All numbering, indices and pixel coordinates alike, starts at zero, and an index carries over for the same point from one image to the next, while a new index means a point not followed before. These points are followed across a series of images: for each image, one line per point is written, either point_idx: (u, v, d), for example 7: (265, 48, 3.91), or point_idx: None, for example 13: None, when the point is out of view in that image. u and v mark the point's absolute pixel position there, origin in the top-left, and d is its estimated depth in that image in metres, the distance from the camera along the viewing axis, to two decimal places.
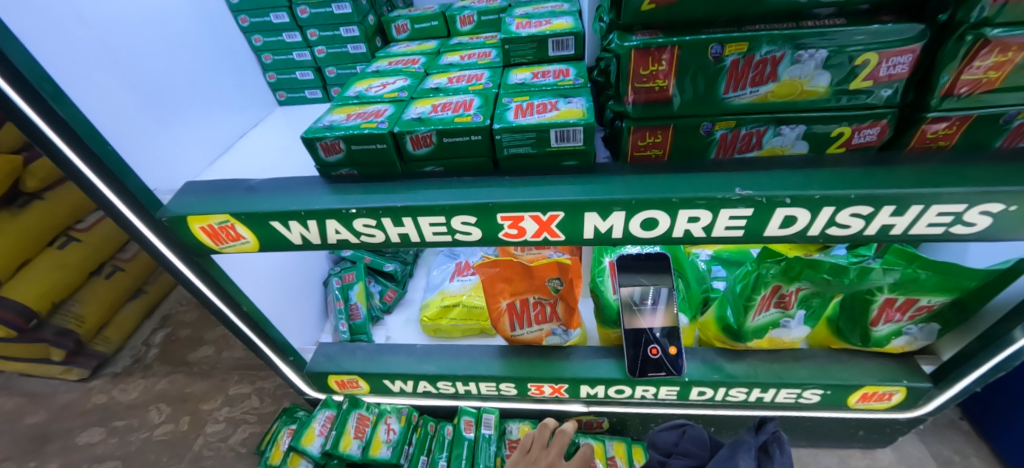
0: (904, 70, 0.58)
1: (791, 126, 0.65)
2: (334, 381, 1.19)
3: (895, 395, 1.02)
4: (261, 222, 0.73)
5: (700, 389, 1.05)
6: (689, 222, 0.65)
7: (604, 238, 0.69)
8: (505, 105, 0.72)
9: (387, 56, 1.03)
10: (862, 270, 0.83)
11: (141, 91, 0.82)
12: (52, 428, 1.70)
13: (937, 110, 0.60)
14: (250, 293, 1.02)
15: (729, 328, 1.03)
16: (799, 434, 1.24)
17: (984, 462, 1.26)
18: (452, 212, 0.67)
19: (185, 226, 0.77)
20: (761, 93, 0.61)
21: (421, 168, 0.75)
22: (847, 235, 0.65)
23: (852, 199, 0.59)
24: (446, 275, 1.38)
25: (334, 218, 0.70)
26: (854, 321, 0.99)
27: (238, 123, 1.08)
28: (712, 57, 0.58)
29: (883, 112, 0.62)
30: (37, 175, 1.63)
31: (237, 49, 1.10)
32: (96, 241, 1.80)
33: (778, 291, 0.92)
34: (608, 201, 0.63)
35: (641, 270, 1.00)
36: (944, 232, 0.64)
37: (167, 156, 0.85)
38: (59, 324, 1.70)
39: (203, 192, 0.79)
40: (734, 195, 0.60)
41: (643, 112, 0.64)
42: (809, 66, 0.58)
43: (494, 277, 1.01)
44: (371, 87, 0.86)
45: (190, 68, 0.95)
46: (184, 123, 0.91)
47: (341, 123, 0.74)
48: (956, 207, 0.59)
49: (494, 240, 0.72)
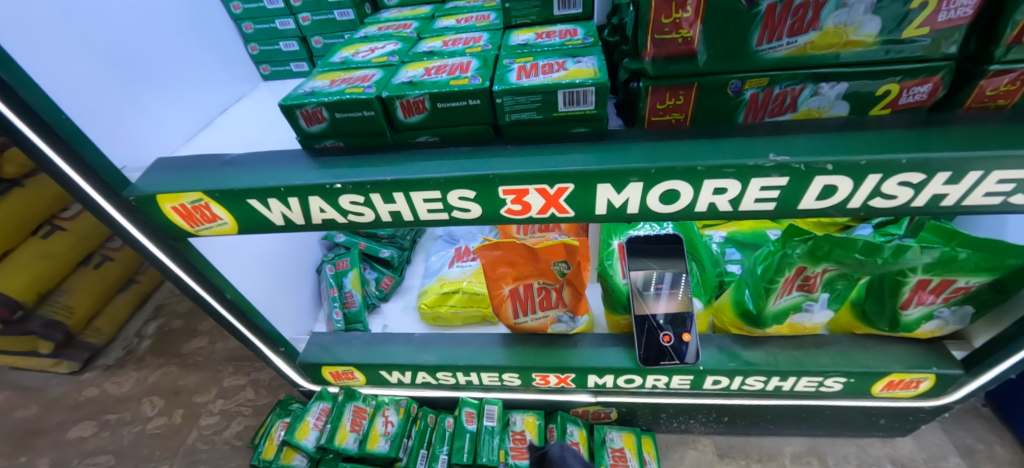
0: (966, 14, 0.50)
1: (831, 84, 0.57)
2: (329, 372, 1.13)
3: (923, 383, 0.96)
4: (238, 200, 0.66)
5: (715, 378, 0.99)
6: (715, 194, 0.58)
7: (618, 214, 0.62)
8: (507, 67, 0.64)
9: (377, 22, 0.95)
10: (897, 248, 0.76)
11: (105, 57, 0.74)
12: (44, 423, 1.65)
13: (1001, 62, 0.53)
14: (236, 280, 0.96)
15: (746, 313, 0.97)
16: (816, 423, 1.18)
17: (1009, 450, 1.20)
18: (448, 185, 0.60)
19: (155, 206, 0.70)
20: (799, 45, 0.53)
21: (414, 138, 0.67)
22: (892, 207, 0.58)
23: (901, 165, 0.52)
24: (445, 260, 1.32)
25: (318, 194, 0.64)
26: (883, 304, 0.91)
27: (218, 97, 1.00)
28: (746, 2, 0.50)
29: (938, 65, 0.54)
30: (15, 161, 1.58)
31: (214, 16, 1.01)
32: (82, 230, 1.74)
33: (802, 274, 0.85)
34: (624, 171, 0.56)
35: (650, 254, 0.94)
36: (1001, 202, 0.57)
37: (135, 130, 0.77)
38: (47, 316, 1.63)
39: (176, 168, 0.72)
40: (768, 161, 0.53)
41: (663, 69, 0.57)
42: (857, 11, 0.50)
43: (496, 261, 0.95)
44: (358, 52, 0.79)
45: (161, 35, 0.86)
46: (155, 94, 0.84)
47: (324, 90, 0.66)
48: (1020, 173, 0.52)
49: (495, 218, 0.65)
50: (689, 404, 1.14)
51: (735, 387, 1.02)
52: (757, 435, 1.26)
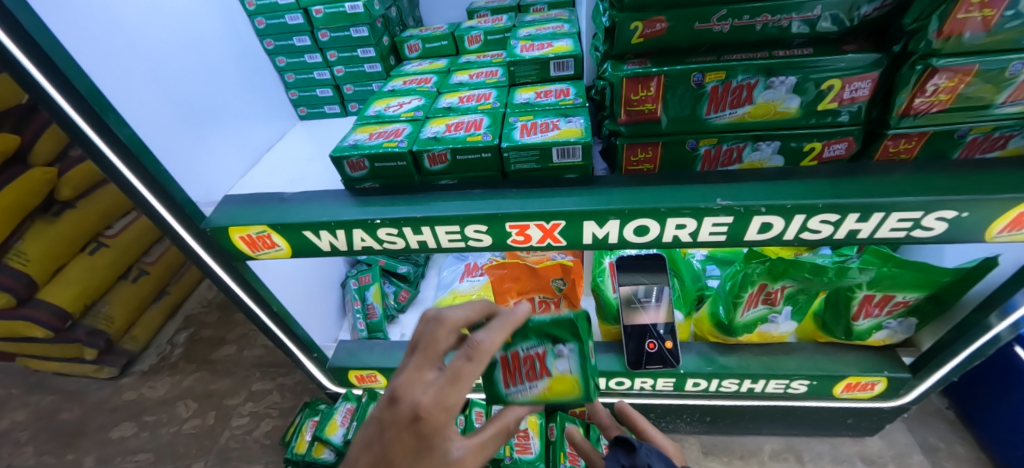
0: (864, 93, 0.66)
1: (768, 142, 0.72)
2: (354, 376, 1.28)
3: (877, 385, 1.10)
4: (294, 231, 0.82)
5: (695, 380, 1.13)
6: (677, 229, 0.72)
7: (602, 243, 0.77)
8: (512, 125, 0.80)
9: (401, 75, 1.11)
10: (840, 269, 0.91)
11: (184, 112, 0.91)
12: (87, 424, 1.80)
13: (897, 128, 0.68)
14: (279, 294, 1.11)
15: (721, 324, 1.11)
16: (791, 423, 1.31)
17: (968, 449, 1.32)
18: (465, 221, 0.75)
19: (226, 235, 0.85)
20: (739, 114, 0.68)
21: (437, 181, 0.83)
22: (819, 239, 0.73)
23: (820, 208, 0.67)
24: (456, 275, 1.47)
25: (360, 227, 0.79)
26: (838, 315, 1.06)
27: (265, 137, 1.17)
28: (695, 84, 0.66)
29: (850, 129, 0.69)
30: (70, 184, 1.72)
31: (263, 68, 1.19)
32: (123, 245, 1.88)
33: (765, 289, 0.99)
34: (604, 211, 0.71)
35: (639, 269, 1.08)
36: (906, 235, 0.71)
37: (207, 170, 0.94)
38: (91, 324, 1.80)
39: (242, 203, 0.88)
40: (715, 205, 0.68)
41: (636, 130, 0.72)
42: (781, 91, 0.66)
43: (503, 277, 1.10)
44: (389, 106, 0.95)
45: (223, 88, 1.04)
46: (220, 139, 1.00)
47: (365, 143, 0.82)
48: (915, 213, 0.67)
49: (503, 245, 0.80)
50: (674, 405, 1.28)
51: (713, 389, 1.15)
52: (738, 434, 1.39)
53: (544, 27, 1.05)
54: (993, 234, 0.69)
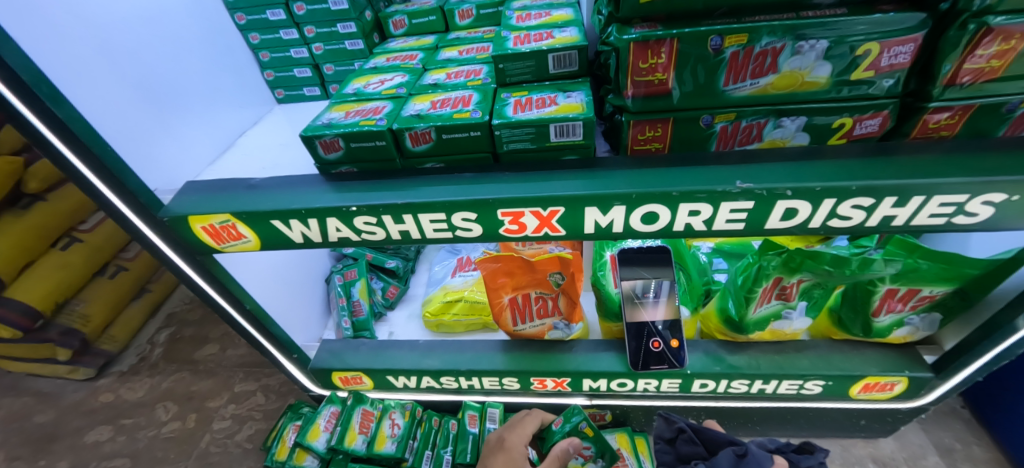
0: (905, 60, 0.58)
1: (792, 118, 0.64)
2: (338, 377, 1.20)
3: (897, 385, 1.02)
4: (262, 221, 0.73)
5: (702, 381, 1.06)
6: (690, 216, 0.64)
7: (605, 232, 0.69)
8: (504, 100, 0.72)
9: (385, 52, 1.03)
10: (863, 261, 0.82)
11: (139, 90, 0.81)
12: (61, 427, 1.72)
13: (939, 100, 0.60)
14: (254, 291, 1.03)
15: (730, 320, 1.04)
16: (802, 424, 1.24)
17: (986, 450, 1.26)
18: (452, 208, 0.67)
19: (186, 226, 0.77)
20: (761, 85, 0.60)
21: (421, 164, 0.75)
22: (848, 227, 0.65)
23: (852, 191, 0.59)
24: (448, 270, 1.38)
25: (335, 216, 0.70)
26: (856, 311, 0.98)
27: (238, 122, 1.08)
28: (712, 50, 0.57)
29: (884, 103, 0.62)
30: (37, 176, 1.63)
31: (235, 47, 1.09)
32: (98, 241, 1.78)
33: (779, 284, 0.92)
34: (609, 196, 0.63)
35: (641, 263, 1.00)
36: (946, 222, 0.63)
37: (168, 157, 0.84)
38: (65, 324, 1.69)
39: (205, 191, 0.79)
40: (734, 188, 0.60)
41: (642, 105, 0.64)
42: (810, 57, 0.58)
43: (496, 272, 1.01)
44: (370, 84, 0.86)
45: (187, 67, 0.94)
46: (183, 122, 0.90)
47: (340, 121, 0.74)
48: (958, 197, 0.59)
49: (494, 236, 0.71)
50: (679, 407, 1.20)
51: (722, 390, 1.08)
52: (745, 436, 1.32)
53: None
54: None
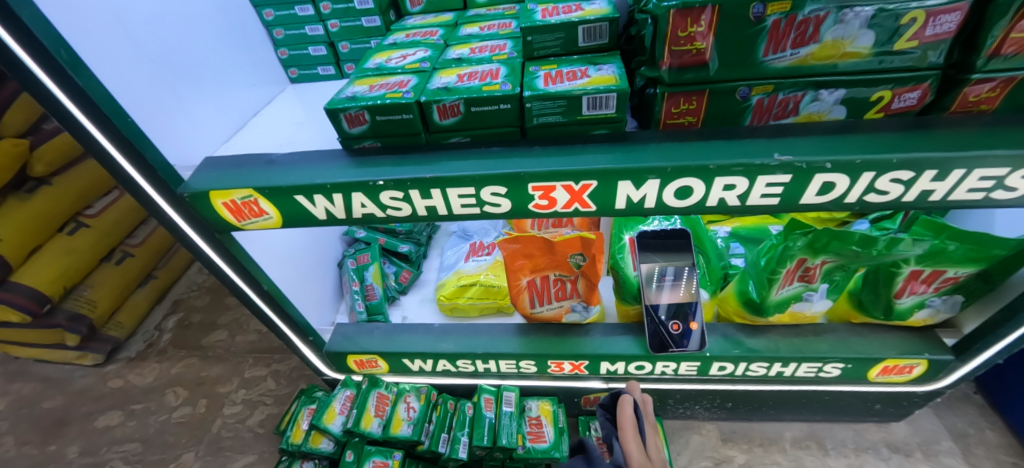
0: (950, 30, 0.56)
1: (829, 90, 0.63)
2: (353, 361, 1.19)
3: (916, 368, 1.02)
4: (285, 196, 0.72)
5: (720, 364, 1.05)
6: (725, 190, 0.63)
7: (636, 208, 0.68)
8: (533, 74, 0.70)
9: (403, 29, 1.01)
10: (891, 241, 0.82)
11: (155, 61, 0.79)
12: (70, 413, 1.71)
13: (982, 71, 0.59)
14: (269, 272, 1.02)
15: (750, 302, 1.03)
16: (816, 408, 1.24)
17: (998, 435, 1.26)
18: (482, 182, 0.66)
19: (207, 202, 0.75)
20: (801, 56, 0.59)
21: (446, 138, 0.73)
22: (884, 202, 0.64)
23: (892, 164, 0.58)
24: (461, 255, 1.37)
25: (360, 191, 0.69)
26: (878, 293, 0.98)
27: (251, 100, 1.06)
28: (753, 17, 0.56)
29: (926, 75, 0.60)
30: (44, 159, 1.60)
31: (249, 24, 1.07)
32: (105, 226, 1.77)
33: (803, 265, 0.91)
34: (643, 169, 0.62)
35: (657, 248, 1.00)
36: (983, 197, 0.63)
37: (184, 132, 0.82)
38: (71, 309, 1.69)
39: (225, 166, 0.78)
40: (773, 160, 0.59)
41: (678, 76, 0.63)
42: (853, 26, 0.56)
43: (516, 253, 1.00)
44: (391, 59, 0.85)
45: (201, 41, 0.92)
46: (198, 97, 0.89)
47: (365, 94, 0.72)
48: (999, 171, 0.58)
49: (523, 212, 0.71)
50: (695, 391, 1.20)
51: (739, 373, 1.08)
52: (759, 420, 1.32)
53: None
54: None
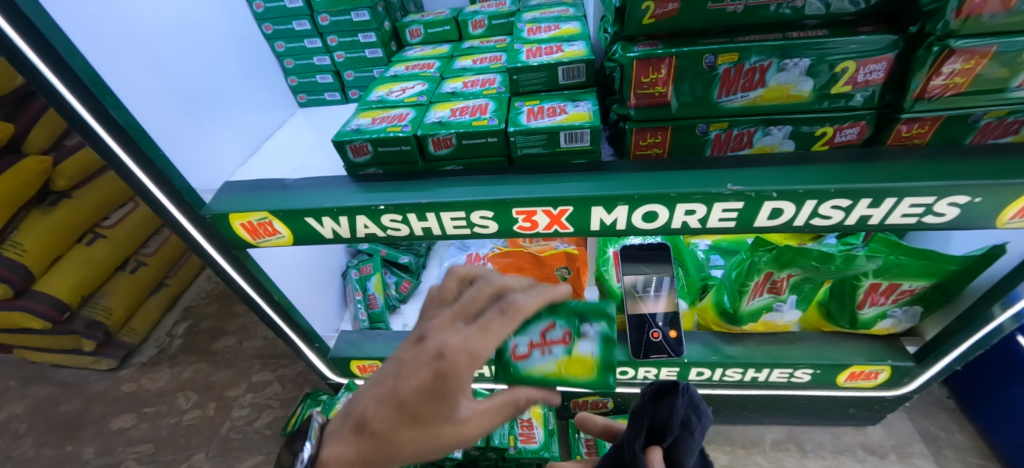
0: (879, 76, 0.65)
1: (780, 127, 0.71)
2: (356, 366, 1.27)
3: (881, 374, 1.09)
4: (296, 218, 0.80)
5: (699, 370, 1.13)
6: (687, 215, 0.71)
7: (609, 229, 0.76)
8: (518, 109, 0.79)
9: (403, 60, 1.10)
10: (847, 257, 0.90)
11: (183, 97, 0.89)
12: (85, 415, 1.79)
13: (911, 111, 0.67)
14: (279, 283, 1.10)
15: (725, 312, 1.11)
16: (794, 412, 1.31)
17: (968, 438, 1.33)
18: (471, 207, 0.74)
19: (227, 223, 0.84)
20: (751, 98, 0.67)
21: (441, 167, 0.82)
22: (830, 225, 0.72)
23: (831, 193, 0.66)
24: (458, 265, 1.46)
25: (364, 214, 0.77)
26: (843, 304, 1.05)
27: (265, 125, 1.15)
28: (707, 66, 0.64)
29: (862, 114, 0.69)
30: (66, 174, 1.70)
31: (262, 53, 1.16)
32: (120, 237, 1.85)
33: (770, 278, 0.99)
34: (613, 197, 0.70)
35: (643, 259, 1.08)
36: (917, 222, 0.70)
37: (207, 158, 0.92)
38: (88, 316, 1.77)
39: (243, 190, 0.86)
40: (726, 190, 0.67)
41: (645, 114, 0.71)
42: (794, 73, 0.64)
43: (506, 267, 1.08)
44: (392, 91, 0.93)
45: (222, 75, 1.01)
46: (220, 126, 0.98)
47: (368, 127, 0.80)
48: (927, 199, 0.66)
49: (509, 232, 0.79)
50: None
51: (717, 378, 1.15)
52: (740, 424, 1.39)
53: (549, 11, 1.03)
54: (1004, 220, 0.69)
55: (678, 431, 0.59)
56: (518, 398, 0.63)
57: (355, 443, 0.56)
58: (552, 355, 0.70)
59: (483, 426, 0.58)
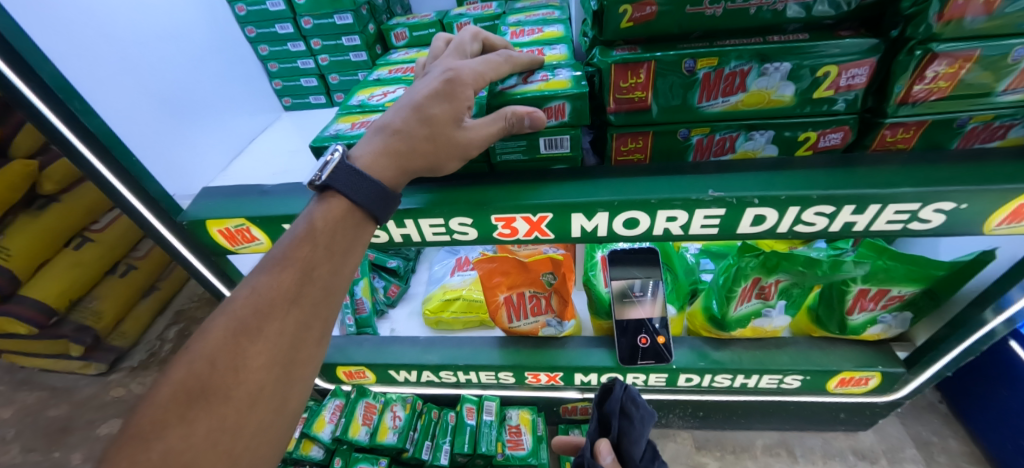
0: (861, 81, 0.63)
1: (761, 132, 0.70)
2: (342, 372, 1.26)
3: (871, 380, 1.08)
4: (275, 225, 0.79)
5: (687, 376, 1.11)
6: (668, 221, 0.70)
7: (591, 236, 0.75)
8: None
9: (387, 64, 1.08)
10: (834, 262, 0.88)
11: (158, 101, 0.87)
12: (74, 420, 1.78)
13: (895, 116, 0.66)
14: None
15: (713, 318, 1.10)
16: (785, 417, 1.30)
17: (960, 443, 1.32)
18: (450, 213, 0.73)
19: (204, 229, 0.82)
20: (732, 103, 0.66)
21: None
22: (813, 232, 0.71)
23: (814, 199, 0.65)
24: (447, 269, 1.44)
25: None
26: (832, 308, 1.04)
27: (248, 129, 1.13)
28: (686, 71, 0.63)
29: (845, 119, 0.67)
30: (53, 178, 1.68)
31: (245, 56, 1.16)
32: (110, 241, 1.84)
33: (758, 284, 0.98)
34: (593, 203, 0.69)
35: (633, 263, 1.06)
36: (902, 228, 0.69)
37: (185, 163, 0.90)
38: (78, 320, 1.76)
39: (221, 196, 0.85)
40: (707, 196, 0.66)
41: (625, 119, 0.70)
42: (774, 78, 0.63)
43: (493, 271, 1.07)
44: (373, 96, 0.92)
45: (201, 79, 1.00)
46: (198, 130, 0.96)
47: (346, 132, 0.79)
48: (911, 206, 0.65)
49: (489, 239, 0.78)
50: (666, 400, 1.26)
51: (706, 384, 1.14)
52: (731, 429, 1.38)
53: (533, 14, 1.01)
54: (991, 226, 0.67)
55: (618, 424, 0.64)
56: (509, 109, 0.64)
57: (381, 140, 0.61)
58: (534, 83, 0.70)
59: (486, 135, 0.63)
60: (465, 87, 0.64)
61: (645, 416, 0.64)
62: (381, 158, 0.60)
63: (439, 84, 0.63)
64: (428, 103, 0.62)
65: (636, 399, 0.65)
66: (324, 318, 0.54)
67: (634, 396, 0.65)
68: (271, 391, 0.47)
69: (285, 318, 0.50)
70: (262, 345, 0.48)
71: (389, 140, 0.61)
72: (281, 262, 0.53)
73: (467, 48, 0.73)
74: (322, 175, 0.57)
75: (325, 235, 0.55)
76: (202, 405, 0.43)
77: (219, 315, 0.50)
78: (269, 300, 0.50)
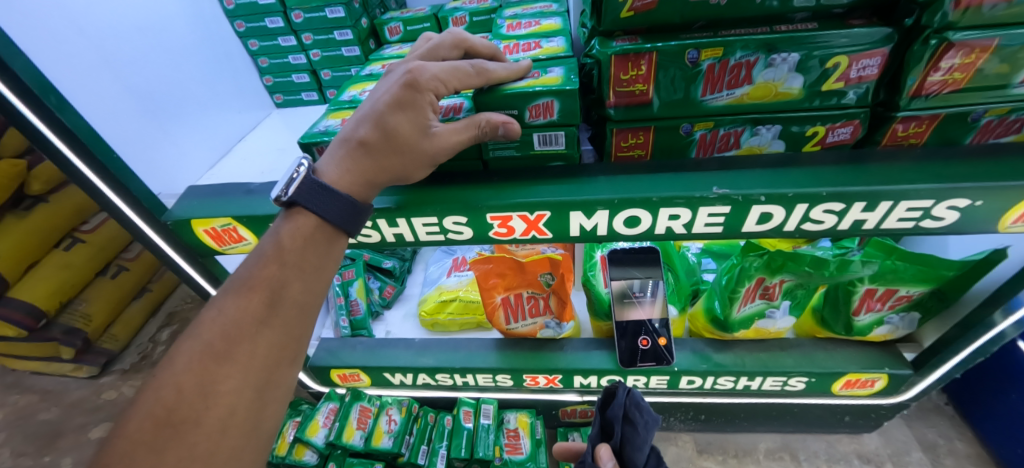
0: (873, 72, 0.61)
1: (768, 126, 0.67)
2: (336, 375, 1.23)
3: (877, 382, 1.05)
4: (262, 225, 0.76)
5: (689, 378, 1.09)
6: (670, 220, 0.68)
7: (590, 235, 0.72)
8: None
9: (380, 58, 1.05)
10: (842, 262, 0.86)
11: (141, 97, 0.84)
12: (65, 424, 1.75)
13: (907, 110, 0.63)
14: None
15: (716, 319, 1.08)
16: (788, 420, 1.27)
17: (968, 446, 1.29)
18: (443, 212, 0.70)
19: (188, 229, 0.79)
20: (737, 96, 0.63)
21: None
22: (822, 230, 0.68)
23: (823, 196, 0.62)
24: (443, 270, 1.41)
25: None
26: (838, 309, 1.02)
27: (237, 126, 1.11)
28: (690, 62, 0.60)
29: (856, 112, 0.65)
30: (41, 178, 1.66)
31: (233, 52, 1.14)
32: (101, 242, 1.81)
33: (762, 284, 0.95)
34: (592, 201, 0.66)
35: (632, 263, 1.03)
36: (914, 226, 0.66)
37: (169, 161, 0.87)
38: (67, 323, 1.72)
39: (206, 195, 0.82)
40: (711, 193, 0.63)
41: (625, 114, 0.67)
42: (782, 69, 0.60)
43: (488, 273, 1.04)
44: (365, 91, 0.89)
45: (187, 75, 0.97)
46: (184, 128, 0.93)
47: (336, 128, 0.76)
48: (924, 202, 0.62)
49: (485, 238, 0.75)
50: (668, 403, 1.24)
51: (708, 387, 1.11)
52: (733, 432, 1.35)
53: (530, 6, 0.98)
54: (1007, 224, 0.65)
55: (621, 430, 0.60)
56: (481, 118, 0.62)
57: (346, 152, 0.59)
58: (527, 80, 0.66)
59: (457, 143, 0.61)
60: (432, 92, 0.61)
61: (649, 422, 0.59)
62: (349, 171, 0.58)
63: (400, 91, 0.59)
64: (391, 116, 0.59)
65: (640, 403, 0.61)
66: (298, 336, 0.54)
67: (637, 399, 0.61)
68: (245, 415, 0.47)
69: (256, 341, 0.50)
70: (232, 370, 0.48)
71: (355, 155, 0.59)
72: (248, 285, 0.53)
73: (442, 54, 0.69)
74: (287, 191, 0.55)
75: (294, 253, 0.55)
76: (173, 433, 0.43)
77: (186, 341, 0.49)
78: (239, 325, 0.50)
